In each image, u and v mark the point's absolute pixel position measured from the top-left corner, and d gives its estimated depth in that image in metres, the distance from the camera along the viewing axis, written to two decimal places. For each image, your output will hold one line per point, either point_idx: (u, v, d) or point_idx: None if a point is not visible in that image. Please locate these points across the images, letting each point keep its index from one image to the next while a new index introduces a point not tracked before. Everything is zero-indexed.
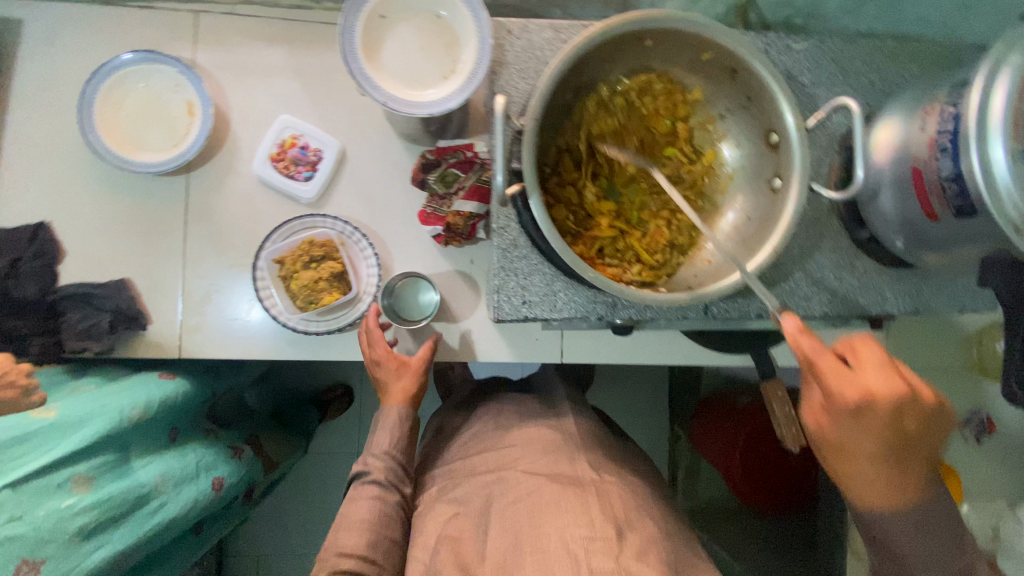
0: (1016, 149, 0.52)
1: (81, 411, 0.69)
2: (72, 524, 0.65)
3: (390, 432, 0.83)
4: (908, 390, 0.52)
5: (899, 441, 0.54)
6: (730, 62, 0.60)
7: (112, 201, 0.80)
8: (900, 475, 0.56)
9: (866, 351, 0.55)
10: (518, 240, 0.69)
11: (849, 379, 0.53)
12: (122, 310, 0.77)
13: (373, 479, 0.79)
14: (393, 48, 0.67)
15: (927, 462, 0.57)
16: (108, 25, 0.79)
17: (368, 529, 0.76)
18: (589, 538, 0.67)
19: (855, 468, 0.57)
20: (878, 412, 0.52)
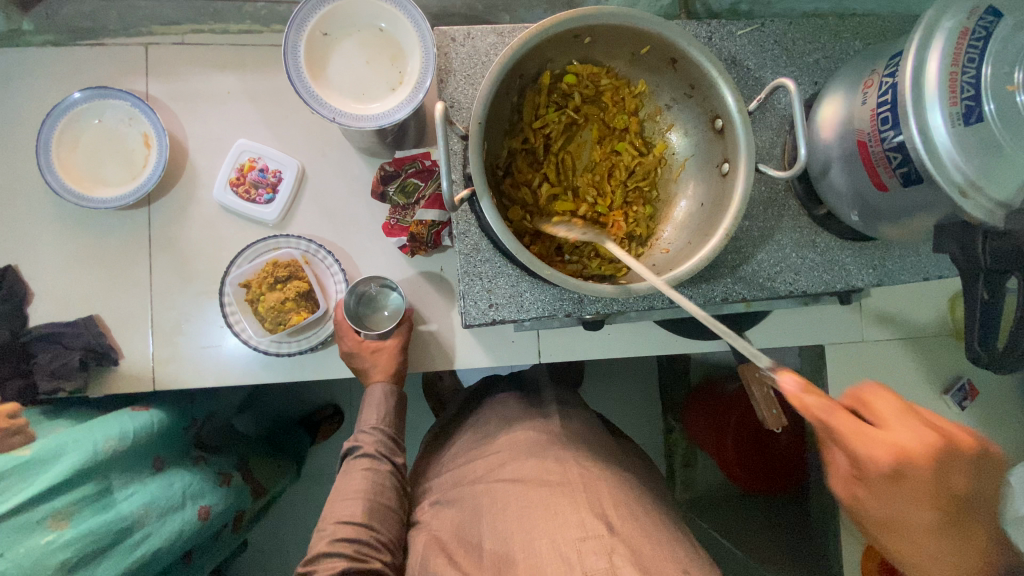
0: (954, 113, 0.52)
1: (56, 445, 0.69)
2: (51, 560, 0.64)
3: (376, 408, 0.81)
4: (936, 438, 0.49)
5: (954, 506, 0.49)
6: (669, 52, 0.61)
7: (76, 239, 0.80)
8: (971, 550, 0.51)
9: (879, 403, 0.52)
10: (480, 244, 0.68)
11: (872, 439, 0.49)
12: (92, 347, 0.76)
13: (364, 454, 0.77)
14: (339, 64, 0.68)
15: (989, 526, 0.51)
16: (59, 65, 0.80)
17: (364, 500, 0.73)
18: (581, 539, 0.67)
19: (911, 546, 0.51)
20: (919, 473, 0.48)
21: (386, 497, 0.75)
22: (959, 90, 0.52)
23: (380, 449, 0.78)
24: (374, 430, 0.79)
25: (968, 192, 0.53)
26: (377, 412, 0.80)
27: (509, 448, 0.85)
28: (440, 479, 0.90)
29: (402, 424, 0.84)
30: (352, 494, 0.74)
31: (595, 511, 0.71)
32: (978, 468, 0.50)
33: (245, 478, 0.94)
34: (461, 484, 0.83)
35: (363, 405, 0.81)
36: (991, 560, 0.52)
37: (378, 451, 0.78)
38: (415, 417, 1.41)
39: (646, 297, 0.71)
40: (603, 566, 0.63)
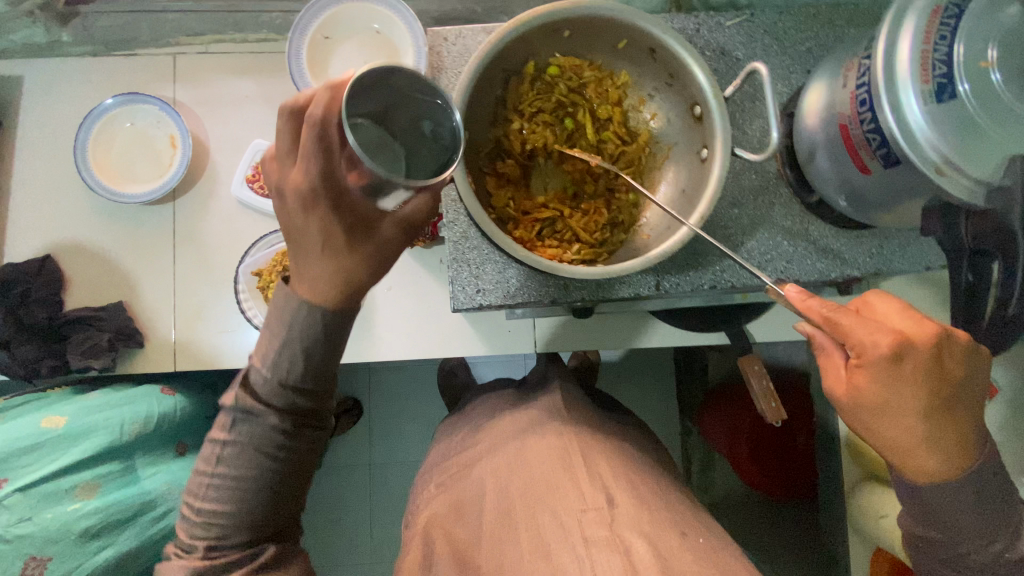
0: (927, 91, 0.52)
1: (86, 422, 0.76)
2: (76, 527, 0.71)
3: (280, 347, 0.54)
4: (936, 330, 0.49)
5: (943, 395, 0.50)
6: (646, 42, 0.63)
7: (111, 231, 0.87)
8: (959, 435, 0.53)
9: (879, 303, 0.52)
10: (469, 232, 0.72)
11: (874, 325, 0.50)
12: (121, 330, 0.83)
13: (254, 421, 0.56)
14: (339, 65, 0.76)
15: (970, 419, 0.53)
16: (99, 75, 0.88)
17: (236, 484, 0.58)
18: (581, 510, 0.68)
19: (903, 435, 0.52)
20: (916, 356, 0.49)
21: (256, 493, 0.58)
22: (932, 68, 0.52)
23: (279, 418, 0.56)
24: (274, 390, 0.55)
25: (946, 170, 0.52)
26: (286, 368, 0.54)
27: (516, 426, 0.86)
28: (446, 461, 0.92)
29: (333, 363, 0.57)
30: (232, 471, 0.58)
31: (596, 482, 0.72)
32: (974, 359, 0.52)
33: None
34: (467, 465, 0.85)
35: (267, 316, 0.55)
36: (972, 442, 0.54)
37: (275, 425, 0.56)
38: (430, 411, 1.45)
39: (631, 284, 0.72)
40: (603, 534, 0.65)
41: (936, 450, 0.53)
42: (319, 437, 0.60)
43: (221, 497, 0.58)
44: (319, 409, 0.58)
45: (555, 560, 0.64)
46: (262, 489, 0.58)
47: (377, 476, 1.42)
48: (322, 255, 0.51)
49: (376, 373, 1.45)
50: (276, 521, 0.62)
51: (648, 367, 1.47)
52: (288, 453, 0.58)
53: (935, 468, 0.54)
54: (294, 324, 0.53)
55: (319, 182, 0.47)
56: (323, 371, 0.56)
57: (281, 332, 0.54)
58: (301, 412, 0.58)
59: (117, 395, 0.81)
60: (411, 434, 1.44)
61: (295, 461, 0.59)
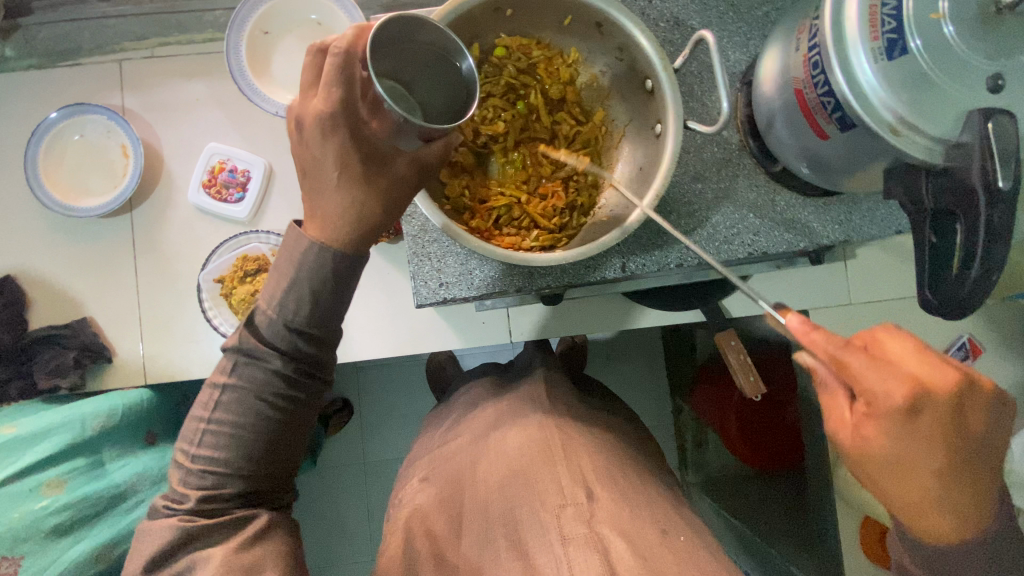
0: (876, 49, 0.50)
1: (46, 423, 0.73)
2: (45, 525, 0.68)
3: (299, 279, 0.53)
4: (960, 377, 0.44)
5: (968, 450, 0.46)
6: (591, 17, 0.61)
7: (70, 247, 0.86)
8: (972, 494, 0.47)
9: (894, 343, 0.46)
10: (427, 224, 0.69)
11: (887, 370, 0.44)
12: (87, 346, 0.82)
13: (256, 363, 0.55)
14: (282, 59, 0.74)
15: (997, 475, 0.48)
16: (41, 86, 0.86)
17: (235, 427, 0.56)
18: (560, 506, 0.65)
19: (918, 492, 0.47)
20: (934, 406, 0.44)
21: (266, 433, 0.56)
22: (880, 24, 0.50)
23: (283, 361, 0.55)
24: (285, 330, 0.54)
25: (901, 130, 0.51)
26: (292, 309, 0.54)
27: (493, 416, 0.84)
28: (427, 455, 0.89)
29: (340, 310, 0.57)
30: (229, 417, 0.56)
31: (575, 475, 0.69)
32: (998, 411, 0.46)
33: None
34: (445, 457, 0.83)
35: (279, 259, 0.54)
36: (991, 502, 0.49)
37: (278, 369, 0.55)
38: (418, 405, 1.43)
39: (596, 268, 0.71)
40: (582, 531, 0.63)
41: (954, 511, 0.48)
42: (320, 388, 0.59)
43: (218, 444, 0.56)
44: (322, 357, 0.58)
45: (534, 557, 0.62)
46: (261, 437, 0.56)
47: (372, 475, 1.42)
48: (340, 185, 0.51)
49: (361, 371, 1.43)
50: (272, 476, 0.59)
51: (634, 347, 1.47)
52: (288, 400, 0.57)
53: (946, 529, 0.49)
54: (303, 262, 0.53)
55: (339, 109, 0.48)
56: (329, 315, 0.56)
57: (290, 273, 0.54)
58: (306, 357, 0.57)
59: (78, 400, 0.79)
60: (401, 430, 1.43)
61: (295, 409, 0.57)
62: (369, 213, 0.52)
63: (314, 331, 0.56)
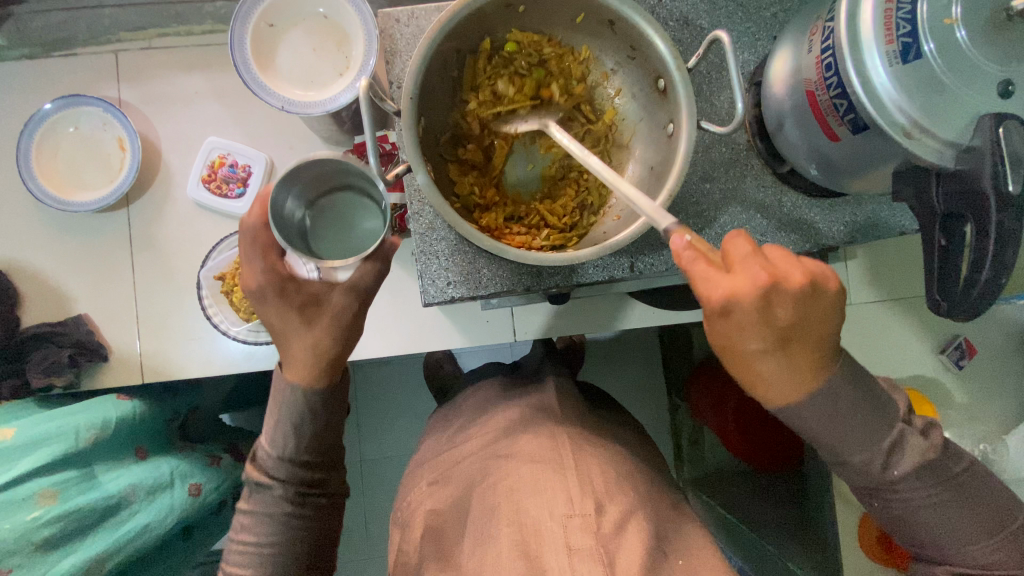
0: (891, 52, 0.50)
1: (40, 431, 0.70)
2: (36, 537, 0.65)
3: (283, 432, 0.67)
4: (772, 279, 0.46)
5: (783, 333, 0.48)
6: (604, 15, 0.60)
7: (65, 243, 0.84)
8: (803, 363, 0.51)
9: (732, 248, 0.48)
10: (435, 223, 0.69)
11: (712, 281, 0.47)
12: (82, 344, 0.80)
13: (268, 500, 0.67)
14: (287, 53, 0.73)
15: (824, 344, 0.51)
16: (36, 77, 0.84)
17: (270, 554, 0.67)
18: (567, 516, 0.65)
19: (752, 373, 0.51)
20: (747, 310, 0.46)
21: (285, 543, 0.68)
22: (895, 27, 0.50)
23: (289, 488, 0.68)
24: (280, 467, 0.68)
25: (914, 133, 0.51)
26: (281, 443, 0.67)
27: (501, 424, 0.84)
28: (434, 458, 0.89)
29: (325, 438, 0.70)
30: (262, 545, 0.67)
31: (585, 487, 0.69)
32: (813, 296, 0.48)
33: (239, 458, 0.93)
34: (453, 465, 0.82)
35: (266, 423, 0.68)
36: (819, 367, 0.52)
37: (286, 496, 0.68)
38: (417, 403, 1.43)
39: (604, 267, 0.71)
40: (589, 543, 0.62)
41: (790, 380, 0.51)
42: (324, 502, 0.71)
43: (244, 563, 0.67)
44: (318, 476, 0.71)
45: (542, 560, 0.62)
46: (295, 550, 0.68)
47: (370, 474, 1.41)
48: (305, 334, 0.64)
49: (359, 369, 1.42)
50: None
51: (631, 346, 1.48)
52: (298, 518, 0.68)
53: (788, 396, 0.52)
54: (284, 403, 0.66)
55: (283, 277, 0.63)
56: (320, 442, 0.70)
57: (277, 414, 0.67)
58: (305, 479, 0.69)
59: (68, 408, 0.75)
60: (399, 429, 1.42)
61: (306, 522, 0.69)
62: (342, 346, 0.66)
63: (309, 457, 0.69)
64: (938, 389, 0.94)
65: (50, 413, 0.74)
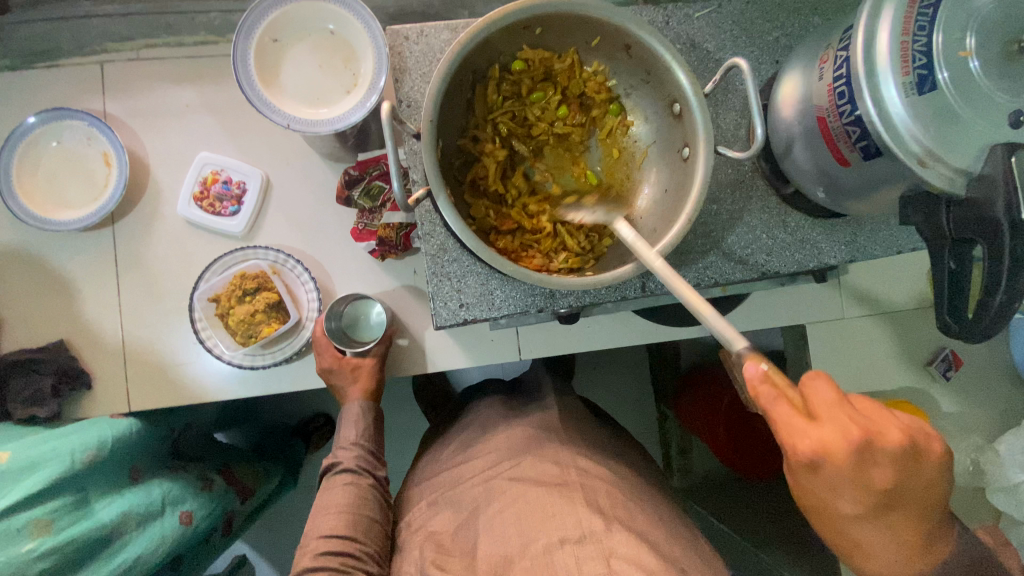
0: (907, 83, 0.51)
1: (32, 456, 0.67)
2: (30, 570, 0.62)
3: (356, 425, 0.83)
4: (864, 436, 0.41)
5: (882, 499, 0.43)
6: (621, 38, 0.60)
7: (46, 261, 0.82)
8: (907, 533, 0.45)
9: (816, 393, 0.43)
10: (447, 244, 0.68)
11: (799, 431, 0.42)
12: (64, 371, 0.78)
13: (345, 469, 0.79)
14: (292, 69, 0.71)
15: (929, 509, 0.46)
16: (17, 90, 0.81)
17: (347, 514, 0.74)
18: (577, 544, 0.60)
19: (849, 536, 0.46)
20: (839, 470, 0.41)
21: (368, 510, 0.76)
22: (911, 59, 0.51)
23: (361, 464, 0.80)
24: (353, 446, 0.81)
25: (928, 162, 0.51)
26: (354, 426, 0.83)
27: (503, 443, 0.80)
28: (434, 477, 0.83)
29: (381, 439, 0.86)
30: (342, 505, 0.75)
31: (591, 509, 0.65)
32: (911, 459, 0.43)
33: (229, 480, 0.91)
34: (455, 484, 0.77)
35: (341, 423, 0.83)
36: (929, 537, 0.46)
37: (359, 466, 0.79)
38: (407, 421, 1.38)
39: (617, 287, 0.71)
40: (600, 571, 0.57)
41: (890, 550, 0.46)
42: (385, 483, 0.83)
43: (336, 526, 0.72)
44: (380, 462, 0.84)
45: None
46: (375, 512, 0.77)
47: None
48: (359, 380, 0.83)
49: None
50: (379, 550, 0.75)
51: (621, 357, 1.49)
52: (372, 487, 0.79)
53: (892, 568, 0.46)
54: (354, 413, 0.83)
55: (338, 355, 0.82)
56: (379, 433, 0.86)
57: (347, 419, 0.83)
58: (370, 464, 0.82)
59: (60, 430, 0.73)
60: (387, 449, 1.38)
61: (378, 492, 0.80)
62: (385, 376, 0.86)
63: (374, 442, 0.84)
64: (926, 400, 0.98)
65: (42, 436, 0.71)
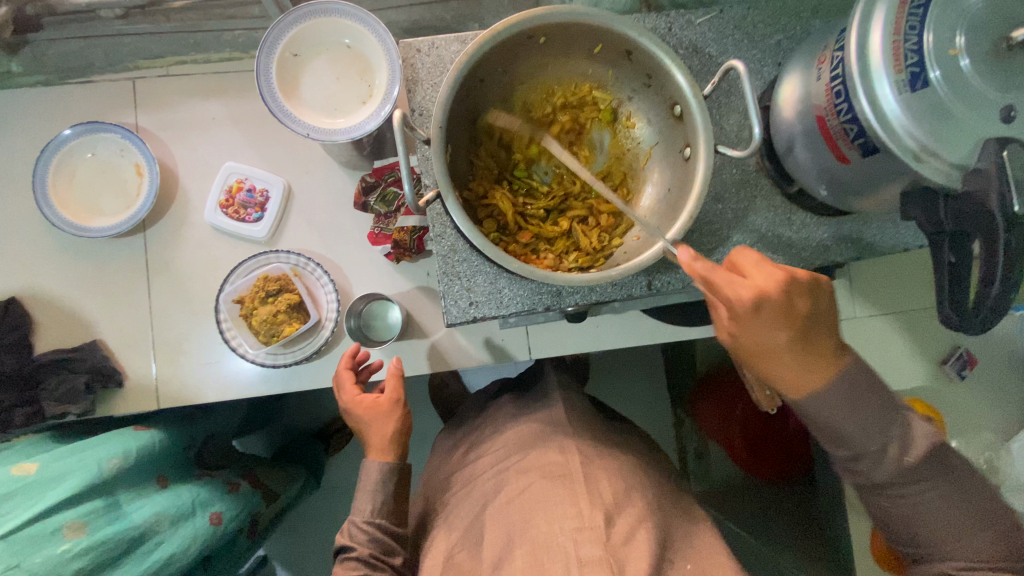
0: (900, 81, 0.52)
1: (62, 466, 0.70)
2: (66, 569, 0.64)
3: (371, 497, 0.78)
4: (784, 274, 0.54)
5: (804, 323, 0.55)
6: (622, 45, 0.62)
7: (81, 266, 0.87)
8: (821, 352, 0.57)
9: (742, 256, 0.57)
10: (457, 244, 0.70)
11: (736, 282, 0.54)
12: (97, 370, 0.82)
13: (356, 558, 0.73)
14: (311, 81, 0.75)
15: (833, 335, 0.58)
16: (56, 105, 0.87)
17: None
18: (577, 529, 0.62)
19: (778, 363, 0.57)
20: (773, 303, 0.54)
21: None
22: (904, 57, 0.52)
23: (371, 550, 0.74)
24: (366, 528, 0.75)
25: (923, 157, 0.53)
26: (371, 504, 0.77)
27: (513, 438, 0.81)
28: (451, 474, 0.86)
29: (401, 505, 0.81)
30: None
31: (596, 498, 0.66)
32: (817, 291, 0.56)
33: (253, 483, 0.94)
34: (469, 480, 0.79)
35: (357, 493, 0.78)
36: (844, 364, 0.58)
37: (370, 555, 0.73)
38: (424, 424, 1.41)
39: (623, 285, 0.73)
40: (599, 554, 0.59)
41: (812, 375, 0.57)
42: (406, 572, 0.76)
43: None
44: (400, 546, 0.77)
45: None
46: None
47: None
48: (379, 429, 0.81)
49: None
50: None
51: (634, 360, 1.50)
52: None
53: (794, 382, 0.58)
54: (369, 476, 0.79)
55: (357, 404, 0.81)
56: (398, 506, 0.80)
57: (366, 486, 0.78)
58: (384, 548, 0.76)
59: (87, 441, 0.76)
60: None
61: None
62: (406, 422, 0.83)
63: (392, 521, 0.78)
64: (941, 397, 0.97)
65: (69, 447, 0.74)
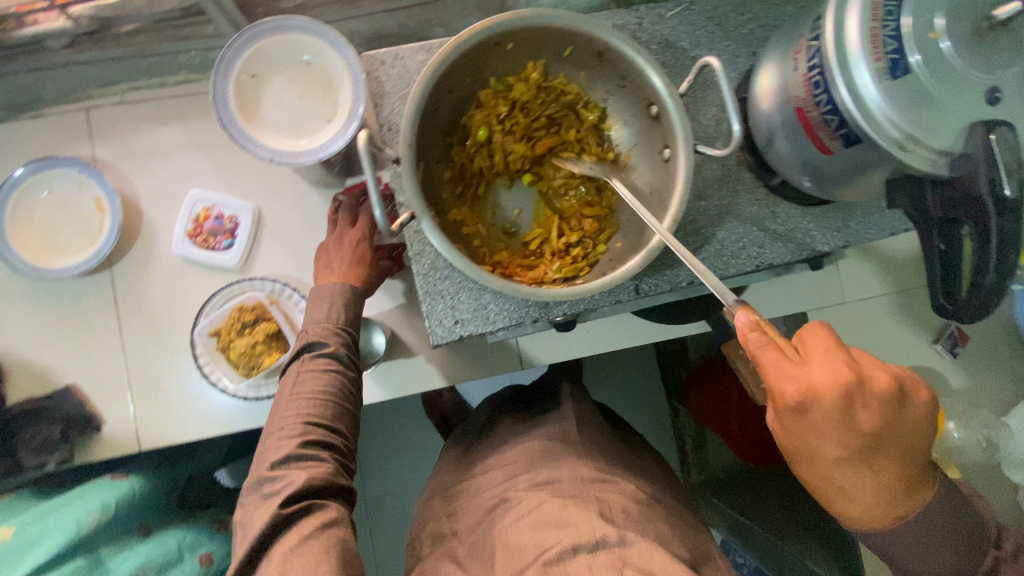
0: (880, 69, 0.50)
1: (38, 531, 0.68)
2: None
3: (327, 304, 0.74)
4: (855, 377, 0.44)
5: (870, 442, 0.46)
6: (593, 46, 0.60)
7: (47, 308, 0.83)
8: (887, 476, 0.48)
9: (810, 335, 0.47)
10: (437, 262, 0.68)
11: (788, 371, 0.45)
12: (72, 417, 0.80)
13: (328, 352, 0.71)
14: (271, 101, 0.72)
15: (906, 460, 0.48)
16: (8, 142, 0.83)
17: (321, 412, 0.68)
18: (591, 554, 0.60)
19: (832, 485, 0.48)
20: (826, 412, 0.44)
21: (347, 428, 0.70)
22: (882, 45, 0.50)
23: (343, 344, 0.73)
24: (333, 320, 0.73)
25: (908, 146, 0.51)
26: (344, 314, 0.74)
27: (510, 455, 0.80)
28: (450, 494, 0.84)
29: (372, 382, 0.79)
30: None
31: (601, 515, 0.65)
32: (902, 403, 0.46)
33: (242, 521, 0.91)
34: (469, 501, 0.77)
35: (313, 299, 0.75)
36: (907, 486, 0.50)
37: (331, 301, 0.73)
38: (420, 434, 1.39)
39: (611, 292, 0.71)
40: None
41: (868, 496, 0.49)
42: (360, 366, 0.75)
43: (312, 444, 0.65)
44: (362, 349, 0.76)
45: None
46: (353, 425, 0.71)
47: (374, 511, 1.36)
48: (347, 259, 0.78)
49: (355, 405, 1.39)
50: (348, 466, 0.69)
51: (627, 355, 1.49)
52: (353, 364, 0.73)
53: (868, 504, 0.50)
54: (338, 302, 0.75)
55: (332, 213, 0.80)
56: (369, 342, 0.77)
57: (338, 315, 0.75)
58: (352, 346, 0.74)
59: (65, 500, 0.74)
60: (402, 463, 1.38)
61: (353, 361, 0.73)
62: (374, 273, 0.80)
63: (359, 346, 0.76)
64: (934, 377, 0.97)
65: (46, 510, 0.72)
